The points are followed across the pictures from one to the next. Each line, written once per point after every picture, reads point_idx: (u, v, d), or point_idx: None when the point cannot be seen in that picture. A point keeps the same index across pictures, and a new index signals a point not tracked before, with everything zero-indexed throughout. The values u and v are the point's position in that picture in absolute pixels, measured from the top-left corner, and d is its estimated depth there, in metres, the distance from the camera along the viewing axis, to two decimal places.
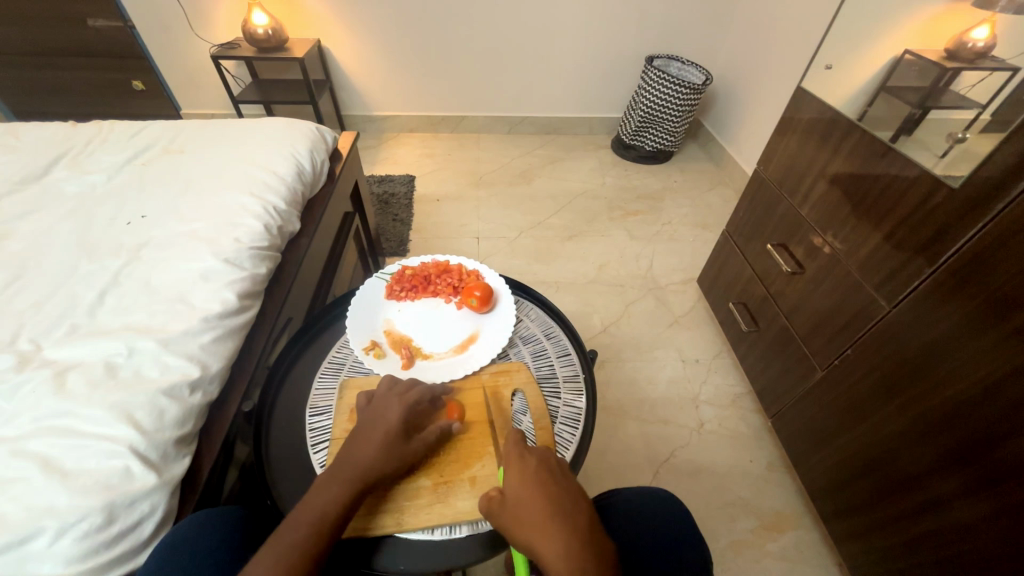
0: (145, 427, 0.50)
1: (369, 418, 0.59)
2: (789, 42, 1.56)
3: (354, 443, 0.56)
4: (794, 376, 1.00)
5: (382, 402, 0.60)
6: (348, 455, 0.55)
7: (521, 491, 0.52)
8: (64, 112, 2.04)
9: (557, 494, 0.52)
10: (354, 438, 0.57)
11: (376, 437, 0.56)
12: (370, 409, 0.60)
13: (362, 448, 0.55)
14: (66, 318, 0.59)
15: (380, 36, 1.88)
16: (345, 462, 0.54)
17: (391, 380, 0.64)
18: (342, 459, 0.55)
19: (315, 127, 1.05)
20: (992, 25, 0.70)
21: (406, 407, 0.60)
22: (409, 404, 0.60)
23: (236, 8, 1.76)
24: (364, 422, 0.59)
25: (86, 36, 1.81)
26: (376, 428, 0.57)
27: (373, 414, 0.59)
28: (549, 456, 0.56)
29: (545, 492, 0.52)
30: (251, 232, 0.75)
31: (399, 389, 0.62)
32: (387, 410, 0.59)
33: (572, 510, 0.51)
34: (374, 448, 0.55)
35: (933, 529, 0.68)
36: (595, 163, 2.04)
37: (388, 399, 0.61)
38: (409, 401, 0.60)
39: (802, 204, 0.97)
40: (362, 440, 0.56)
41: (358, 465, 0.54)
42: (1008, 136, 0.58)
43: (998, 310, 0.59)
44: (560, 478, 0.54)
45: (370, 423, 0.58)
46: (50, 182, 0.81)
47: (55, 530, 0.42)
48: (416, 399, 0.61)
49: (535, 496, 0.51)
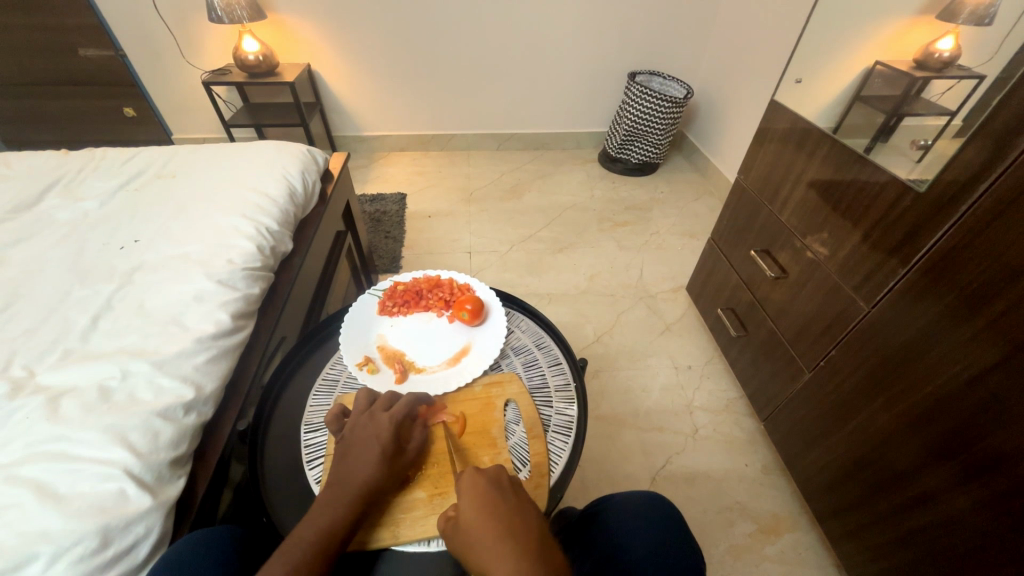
0: (141, 449, 0.51)
1: (357, 438, 0.58)
2: (764, 55, 1.62)
3: (343, 465, 0.56)
4: (783, 379, 1.01)
5: (365, 420, 0.60)
6: (342, 474, 0.55)
7: (472, 514, 0.51)
8: (57, 141, 2.06)
9: (507, 513, 0.51)
10: (344, 459, 0.57)
11: (369, 453, 0.56)
12: (353, 427, 0.60)
13: (354, 469, 0.55)
14: (59, 343, 0.59)
15: (369, 58, 1.92)
16: (341, 484, 0.54)
17: (370, 396, 0.64)
18: (333, 483, 0.55)
19: (307, 149, 1.08)
20: (956, 36, 0.71)
21: (395, 422, 0.59)
22: (398, 419, 0.60)
23: (227, 35, 1.80)
24: (353, 438, 0.58)
25: (79, 66, 1.84)
26: (370, 445, 0.57)
27: (357, 432, 0.59)
28: (502, 474, 0.56)
29: (495, 515, 0.50)
30: (244, 253, 0.76)
31: (382, 404, 0.62)
32: (375, 427, 0.59)
33: (518, 532, 0.49)
34: (369, 467, 0.55)
35: (924, 524, 0.69)
36: (584, 177, 2.08)
37: (372, 416, 0.60)
38: (395, 414, 0.60)
39: (782, 210, 1.00)
40: (353, 461, 0.56)
41: (357, 484, 0.54)
42: (968, 140, 0.61)
43: (971, 305, 0.61)
44: (512, 498, 0.53)
45: (360, 441, 0.57)
46: (43, 210, 0.82)
47: (49, 555, 0.42)
48: (402, 412, 0.61)
49: (485, 520, 0.50)
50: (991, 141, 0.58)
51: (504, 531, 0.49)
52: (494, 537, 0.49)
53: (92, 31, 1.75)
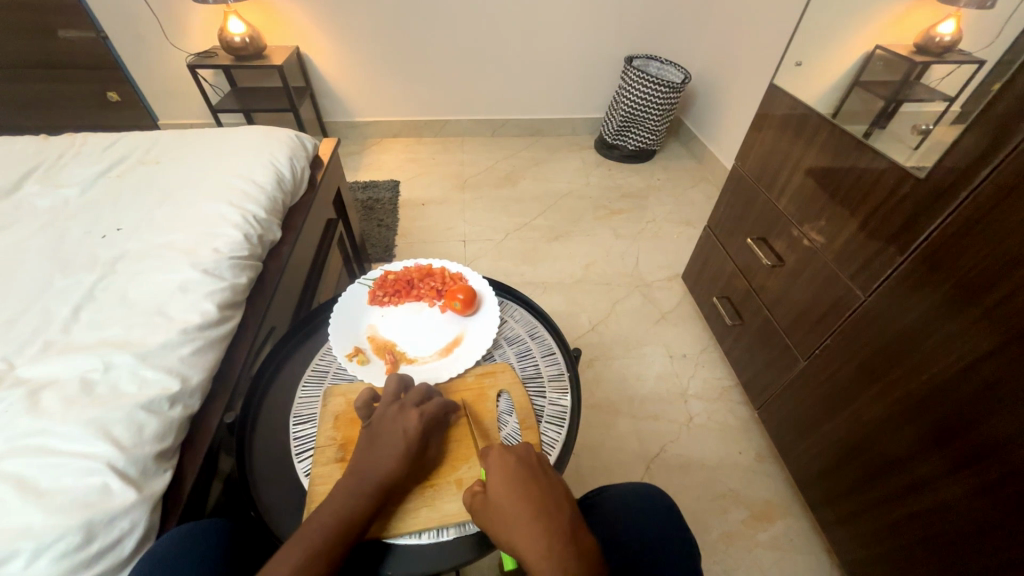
0: (124, 443, 0.50)
1: (383, 429, 0.57)
2: (762, 38, 1.59)
3: (367, 454, 0.55)
4: (778, 368, 1.01)
5: (393, 412, 0.59)
6: (364, 464, 0.55)
7: (502, 493, 0.51)
8: (40, 126, 2.01)
9: (538, 492, 0.51)
10: (370, 448, 0.56)
11: (394, 446, 0.56)
12: (380, 417, 0.59)
13: (377, 461, 0.55)
14: (39, 335, 0.58)
15: (359, 41, 1.87)
16: (363, 474, 0.54)
17: (399, 385, 0.63)
18: (357, 471, 0.54)
19: (295, 135, 1.05)
20: (958, 20, 0.69)
21: (423, 419, 0.58)
22: (426, 416, 0.59)
23: (212, 16, 1.74)
24: (378, 429, 0.58)
25: (59, 48, 1.78)
26: (396, 438, 0.56)
27: (385, 422, 0.58)
28: (532, 454, 0.55)
29: (527, 497, 0.50)
30: (231, 242, 0.75)
31: (413, 399, 0.61)
32: (402, 419, 0.58)
33: (549, 513, 0.49)
34: (392, 460, 0.55)
35: (916, 510, 0.70)
36: (579, 164, 2.05)
37: (403, 410, 0.59)
38: (426, 411, 0.60)
39: (779, 198, 0.99)
40: (376, 451, 0.56)
41: (379, 475, 0.54)
42: (968, 125, 0.60)
43: (967, 293, 0.60)
44: (543, 478, 0.53)
45: (388, 433, 0.57)
46: (22, 198, 0.79)
47: (31, 551, 0.41)
48: (431, 409, 0.60)
49: (517, 499, 0.50)
50: (990, 127, 0.57)
51: (536, 511, 0.49)
52: (526, 515, 0.49)
53: (71, 12, 1.69)
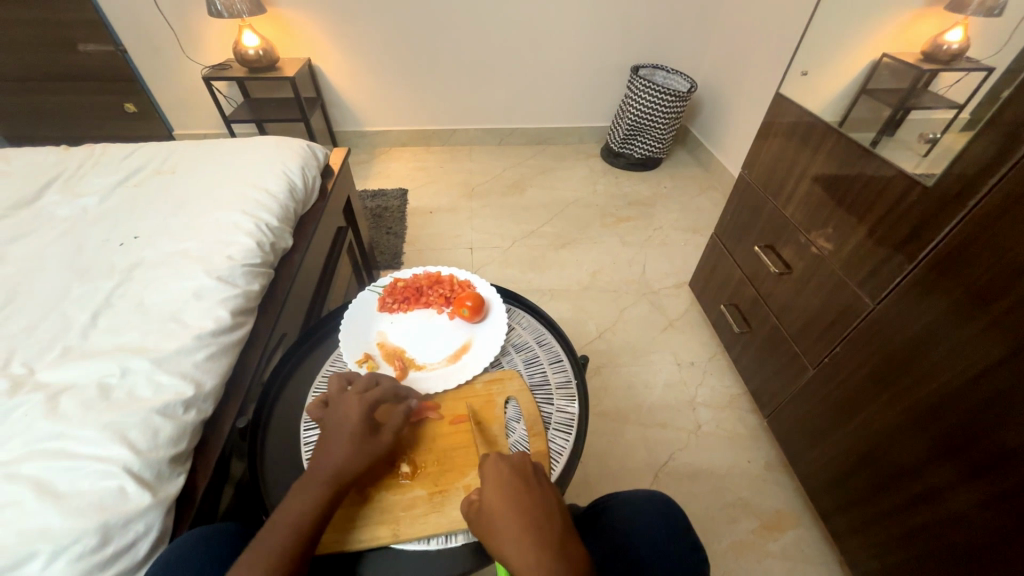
0: (140, 447, 0.51)
1: (331, 422, 0.58)
2: (768, 47, 1.60)
3: (318, 449, 0.56)
4: (787, 376, 1.01)
5: (339, 403, 0.60)
6: (318, 458, 0.55)
7: (495, 501, 0.52)
8: (61, 137, 2.07)
9: (532, 502, 0.51)
10: (320, 442, 0.57)
11: (341, 438, 0.56)
12: (328, 410, 0.60)
13: (326, 454, 0.55)
14: (59, 340, 0.59)
15: (369, 52, 1.90)
16: (314, 467, 0.55)
17: (343, 379, 0.64)
18: (312, 465, 0.55)
19: (307, 144, 1.07)
20: (965, 28, 0.70)
21: (365, 404, 0.59)
22: (367, 401, 0.60)
23: (227, 30, 1.79)
24: (326, 422, 0.59)
25: (79, 61, 1.83)
26: (342, 428, 0.57)
27: (331, 416, 0.59)
28: (527, 462, 0.56)
29: (521, 505, 0.51)
30: (243, 249, 0.76)
31: (356, 387, 0.62)
32: (347, 409, 0.59)
33: (540, 525, 0.49)
34: (342, 450, 0.55)
35: (929, 522, 0.69)
36: (586, 172, 2.06)
37: (344, 398, 0.61)
38: (368, 396, 0.60)
39: (787, 205, 0.99)
40: (326, 446, 0.56)
41: (328, 466, 0.54)
42: (977, 133, 0.60)
43: (978, 301, 0.60)
44: (537, 486, 0.53)
45: (334, 424, 0.58)
46: (43, 206, 0.82)
47: (49, 553, 0.42)
48: (376, 395, 0.61)
49: (510, 507, 0.51)
50: (999, 136, 0.57)
51: (527, 522, 0.49)
52: (519, 523, 0.49)
53: (92, 27, 1.74)
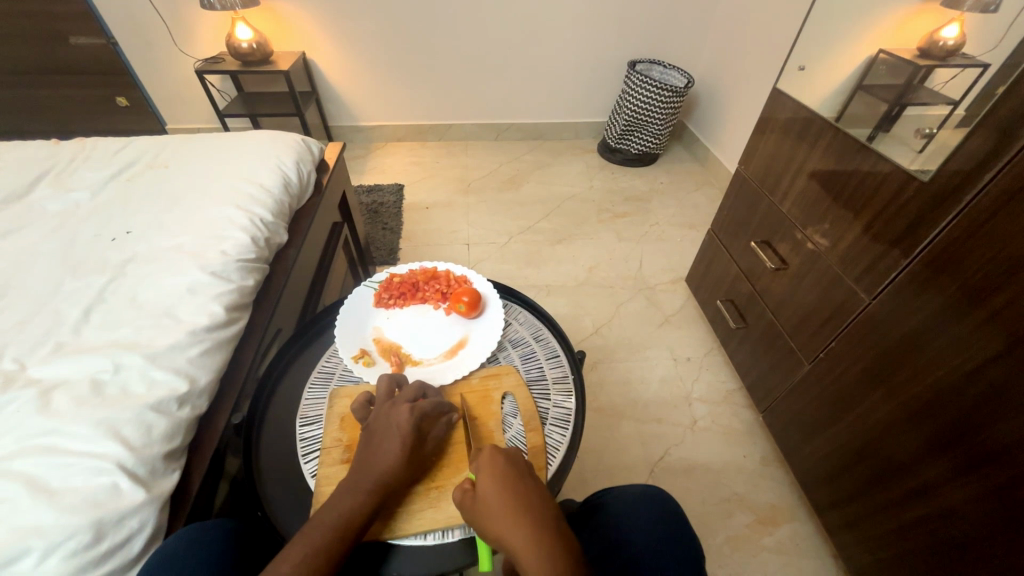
0: (133, 443, 0.50)
1: (379, 426, 0.58)
2: (765, 42, 1.60)
3: (367, 453, 0.56)
4: (783, 371, 1.01)
5: (387, 410, 0.60)
6: (363, 463, 0.55)
7: (491, 493, 0.52)
8: (51, 131, 2.04)
9: (528, 494, 0.52)
10: (367, 446, 0.57)
11: (391, 443, 0.56)
12: (375, 416, 0.60)
13: (376, 459, 0.55)
14: (50, 336, 0.58)
15: (364, 46, 1.88)
16: (360, 472, 0.54)
17: (392, 383, 0.64)
18: (357, 469, 0.55)
19: (301, 139, 1.06)
20: (961, 24, 0.69)
21: (416, 414, 0.59)
22: (418, 411, 0.59)
23: (220, 23, 1.77)
24: (374, 427, 0.58)
25: (70, 54, 1.80)
26: (391, 435, 0.57)
27: (380, 420, 0.59)
28: (519, 455, 0.56)
29: (517, 497, 0.51)
30: (238, 245, 0.75)
31: (406, 396, 0.62)
32: (396, 416, 0.58)
33: (537, 516, 0.50)
34: (390, 457, 0.55)
35: (923, 515, 0.69)
36: (583, 167, 2.06)
37: (395, 406, 0.60)
38: (419, 407, 0.60)
39: (783, 201, 0.99)
40: (375, 450, 0.56)
41: (376, 472, 0.54)
42: (973, 128, 0.60)
43: (973, 297, 0.60)
44: (529, 477, 0.54)
45: (381, 431, 0.57)
46: (34, 201, 0.80)
47: (42, 550, 0.42)
48: (425, 406, 0.60)
49: (507, 498, 0.51)
50: (994, 131, 0.57)
51: (524, 513, 0.50)
52: (516, 516, 0.50)
53: (82, 19, 1.71)
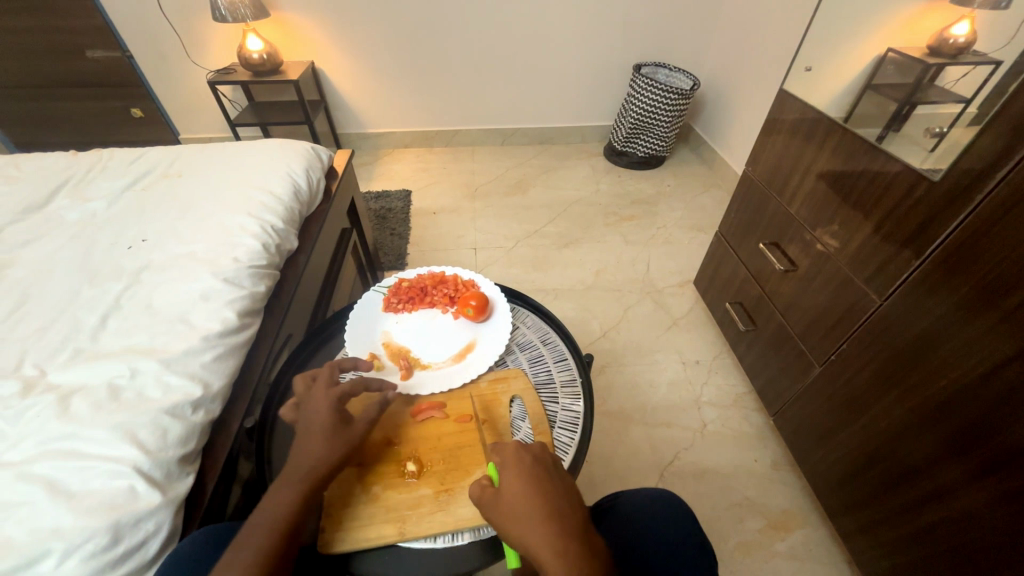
0: (149, 447, 0.51)
1: (304, 420, 0.58)
2: (771, 44, 1.59)
3: (293, 448, 0.56)
4: (793, 374, 1.00)
5: (310, 401, 0.60)
6: (293, 459, 0.55)
7: (514, 488, 0.52)
8: (69, 142, 2.09)
9: (551, 492, 0.52)
10: (295, 442, 0.57)
11: (314, 434, 0.56)
12: (301, 410, 0.60)
13: (302, 451, 0.55)
14: (69, 342, 0.60)
15: (372, 54, 1.91)
16: (290, 467, 0.54)
17: (309, 376, 0.63)
18: (287, 465, 0.55)
19: (311, 147, 1.08)
20: (972, 20, 0.69)
21: (334, 399, 0.59)
22: (335, 397, 0.60)
23: (231, 34, 1.80)
24: (300, 422, 0.58)
25: (86, 67, 1.85)
26: (313, 426, 0.57)
27: (303, 413, 0.59)
28: (545, 453, 0.56)
29: (541, 493, 0.51)
30: (249, 252, 0.77)
31: (321, 383, 0.62)
32: (317, 407, 0.59)
33: (560, 514, 0.50)
34: (314, 448, 0.55)
35: (939, 520, 0.68)
36: (589, 171, 2.06)
37: (318, 396, 0.60)
38: (336, 391, 0.60)
39: (791, 203, 0.98)
40: (301, 444, 0.56)
41: (305, 464, 0.54)
42: (985, 127, 0.59)
43: (987, 297, 0.59)
44: (553, 477, 0.54)
45: (306, 423, 0.58)
46: (52, 211, 0.83)
47: (62, 551, 0.42)
48: (343, 390, 0.61)
49: (530, 493, 0.51)
50: (1006, 130, 0.57)
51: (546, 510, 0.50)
52: (539, 511, 0.49)
53: (98, 33, 1.76)
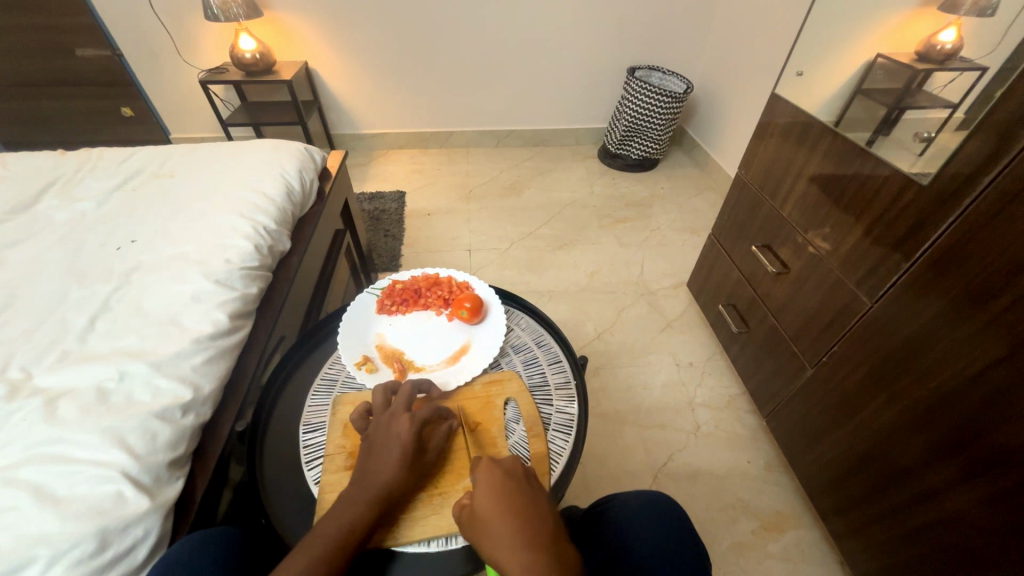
0: (138, 451, 0.50)
1: (379, 438, 0.57)
2: (763, 48, 1.61)
3: (366, 463, 0.56)
4: (786, 376, 1.01)
5: (385, 420, 0.59)
6: (363, 475, 0.55)
7: (487, 503, 0.52)
8: (58, 142, 2.06)
9: (523, 505, 0.51)
10: (366, 457, 0.56)
11: (392, 455, 0.56)
12: (374, 426, 0.59)
13: (376, 470, 0.55)
14: (57, 344, 0.59)
15: (366, 55, 1.90)
16: (359, 485, 0.54)
17: (388, 391, 0.63)
18: (357, 481, 0.54)
19: (304, 147, 1.07)
20: (959, 27, 0.70)
21: (416, 422, 0.58)
22: (418, 419, 0.59)
23: (224, 34, 1.79)
24: (374, 437, 0.58)
25: (75, 66, 1.82)
26: (390, 444, 0.56)
27: (380, 431, 0.58)
28: (518, 465, 0.56)
29: (512, 507, 0.51)
30: (241, 253, 0.76)
31: (401, 403, 0.61)
32: (397, 426, 0.58)
33: (530, 527, 0.49)
34: (389, 468, 0.55)
35: (929, 521, 0.69)
36: (583, 173, 2.07)
37: (394, 415, 0.59)
38: (418, 415, 0.60)
39: (783, 206, 0.99)
40: (375, 460, 0.56)
41: (377, 485, 0.54)
42: (972, 132, 0.60)
43: (975, 300, 0.60)
44: (527, 489, 0.53)
45: (381, 441, 0.57)
46: (40, 211, 0.81)
47: (47, 558, 0.42)
48: (423, 413, 0.60)
49: (501, 508, 0.51)
50: (993, 135, 0.58)
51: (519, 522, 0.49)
52: (509, 525, 0.49)
53: (88, 32, 1.74)
